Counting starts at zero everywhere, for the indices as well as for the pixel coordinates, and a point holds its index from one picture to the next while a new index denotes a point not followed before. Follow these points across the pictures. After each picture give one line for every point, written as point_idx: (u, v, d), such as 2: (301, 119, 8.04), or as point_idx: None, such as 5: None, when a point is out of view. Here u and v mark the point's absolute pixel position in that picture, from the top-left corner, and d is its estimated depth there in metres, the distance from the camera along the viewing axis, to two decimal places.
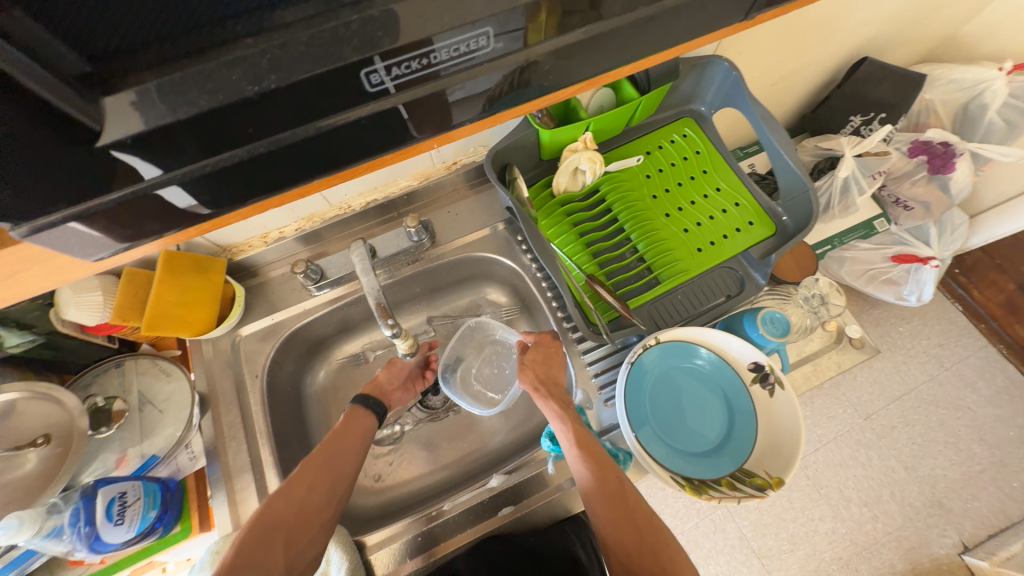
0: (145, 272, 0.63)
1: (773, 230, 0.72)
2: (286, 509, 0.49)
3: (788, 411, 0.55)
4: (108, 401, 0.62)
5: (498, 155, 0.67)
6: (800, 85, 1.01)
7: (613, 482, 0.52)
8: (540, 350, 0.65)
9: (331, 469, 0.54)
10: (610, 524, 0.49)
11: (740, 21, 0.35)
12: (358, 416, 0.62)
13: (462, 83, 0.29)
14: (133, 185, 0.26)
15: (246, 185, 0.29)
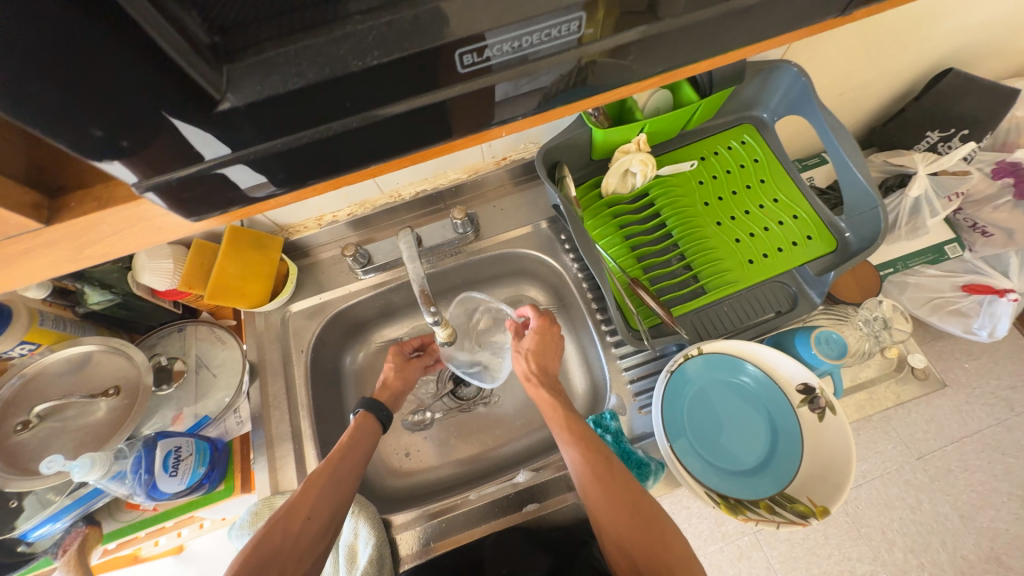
0: (211, 244, 0.68)
1: (833, 247, 0.68)
2: (282, 541, 0.49)
3: (837, 438, 0.52)
4: (170, 361, 0.67)
5: (550, 152, 0.67)
6: (873, 95, 0.95)
7: (604, 465, 0.54)
8: (538, 337, 0.68)
9: (331, 495, 0.54)
10: (603, 506, 0.51)
11: (834, 17, 0.33)
12: (365, 426, 0.61)
13: (547, 68, 0.28)
14: (204, 161, 0.27)
15: (315, 166, 0.30)
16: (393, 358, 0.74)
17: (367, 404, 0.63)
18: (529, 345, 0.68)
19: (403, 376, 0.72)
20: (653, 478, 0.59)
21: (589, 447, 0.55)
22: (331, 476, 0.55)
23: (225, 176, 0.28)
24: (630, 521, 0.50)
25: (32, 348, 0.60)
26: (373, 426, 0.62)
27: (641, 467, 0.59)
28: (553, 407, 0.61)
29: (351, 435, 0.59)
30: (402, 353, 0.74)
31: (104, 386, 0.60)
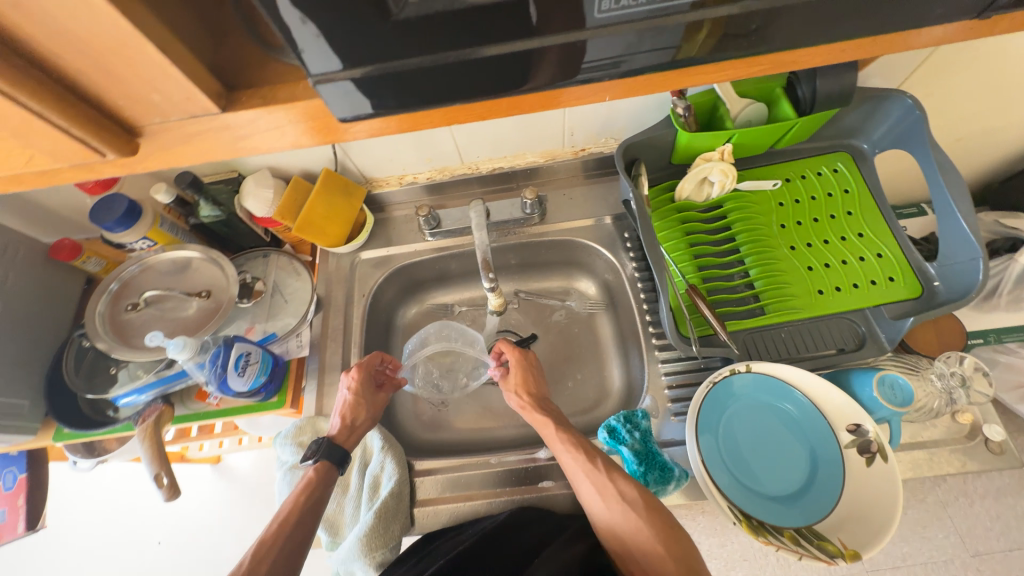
0: (305, 183, 0.75)
1: (917, 293, 0.63)
2: None
3: (884, 485, 0.49)
4: (252, 280, 0.74)
5: (631, 148, 0.67)
6: (996, 146, 0.87)
7: (592, 463, 0.56)
8: (519, 361, 0.69)
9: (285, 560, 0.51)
10: (601, 504, 0.53)
11: (975, 20, 0.31)
12: (318, 472, 0.59)
13: (670, 26, 0.28)
14: (323, 73, 0.27)
15: (419, 93, 0.29)
16: (351, 388, 0.65)
17: (315, 448, 0.59)
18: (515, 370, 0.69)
19: (367, 405, 0.65)
20: (674, 484, 0.58)
21: (582, 450, 0.57)
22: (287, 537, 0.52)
23: (332, 93, 0.28)
24: (624, 515, 0.52)
25: (150, 245, 0.70)
26: (327, 472, 0.59)
27: (665, 470, 0.59)
28: (547, 424, 0.62)
29: (305, 492, 0.56)
30: (362, 387, 0.65)
31: (198, 289, 0.69)
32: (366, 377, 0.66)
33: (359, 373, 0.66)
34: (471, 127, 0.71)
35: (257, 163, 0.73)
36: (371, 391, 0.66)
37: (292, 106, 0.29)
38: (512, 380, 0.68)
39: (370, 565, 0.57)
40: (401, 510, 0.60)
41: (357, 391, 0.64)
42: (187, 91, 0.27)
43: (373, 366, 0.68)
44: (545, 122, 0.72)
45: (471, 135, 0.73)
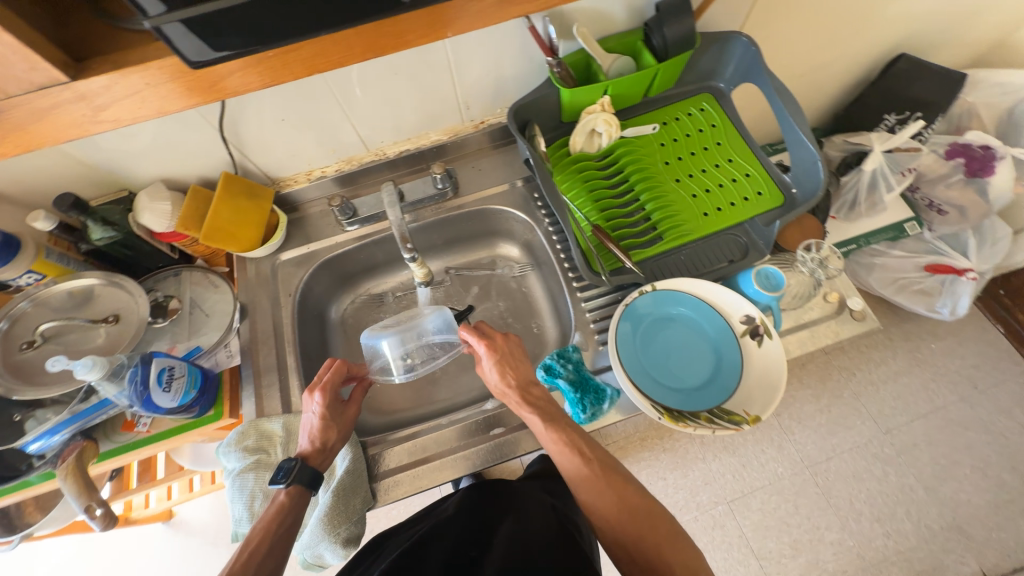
0: (205, 191, 0.73)
1: (781, 200, 0.74)
2: None
3: (773, 367, 0.58)
4: (166, 299, 0.72)
5: (521, 110, 0.73)
6: (830, 78, 1.04)
7: (593, 468, 0.57)
8: (503, 351, 0.65)
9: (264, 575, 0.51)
10: (595, 496, 0.56)
11: None
12: (294, 495, 0.56)
13: None
14: (161, 14, 0.31)
15: (258, 30, 0.35)
16: (318, 408, 0.60)
17: (285, 473, 0.56)
18: (501, 363, 0.64)
19: (340, 423, 0.62)
20: (609, 401, 0.64)
21: (579, 452, 0.58)
22: (262, 564, 0.51)
23: (168, 36, 0.32)
24: (628, 523, 0.54)
25: (38, 279, 0.65)
26: (301, 491, 0.57)
27: (598, 391, 0.64)
28: (543, 418, 0.60)
29: (280, 515, 0.54)
30: (330, 407, 0.61)
31: (104, 315, 0.65)
32: (333, 397, 0.61)
33: (326, 396, 0.60)
34: (368, 112, 0.73)
35: (147, 177, 0.70)
36: (340, 409, 0.62)
37: (146, 67, 0.36)
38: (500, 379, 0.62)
39: (335, 544, 0.58)
40: (360, 484, 0.62)
41: (325, 413, 0.60)
42: (30, 59, 0.33)
43: (338, 382, 0.62)
44: (440, 100, 0.76)
45: (370, 121, 0.75)
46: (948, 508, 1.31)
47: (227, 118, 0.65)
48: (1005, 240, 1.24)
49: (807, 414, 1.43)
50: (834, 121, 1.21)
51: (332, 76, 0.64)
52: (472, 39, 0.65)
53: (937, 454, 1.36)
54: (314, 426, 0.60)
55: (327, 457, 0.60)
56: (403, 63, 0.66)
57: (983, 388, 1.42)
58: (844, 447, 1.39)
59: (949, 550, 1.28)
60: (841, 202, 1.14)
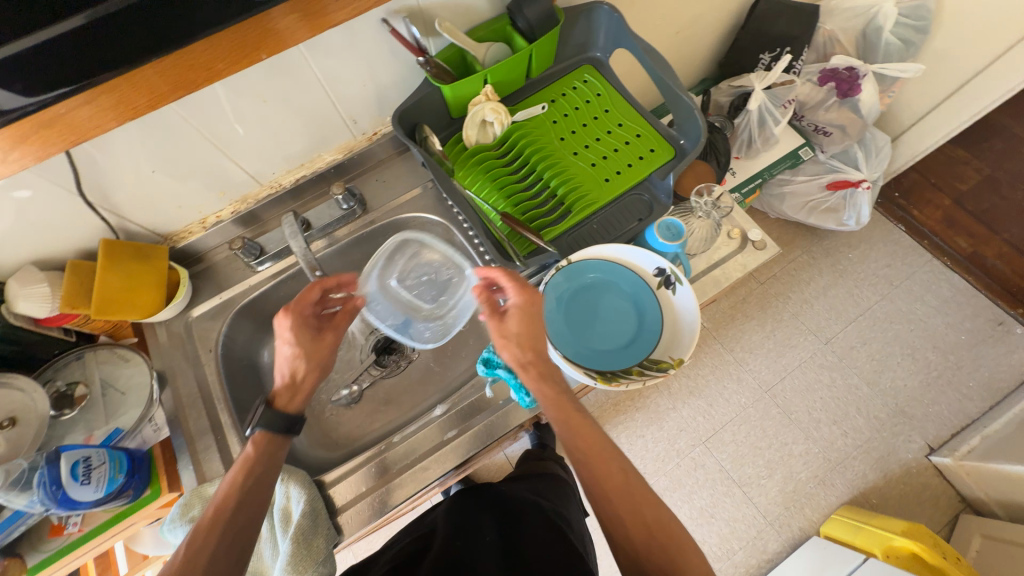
0: (88, 264, 0.68)
1: (673, 153, 0.78)
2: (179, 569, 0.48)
3: (688, 327, 0.62)
4: (70, 388, 0.66)
5: (405, 114, 0.72)
6: (704, 28, 1.09)
7: (626, 482, 0.51)
8: (520, 310, 0.58)
9: (234, 533, 0.51)
10: (619, 516, 0.50)
11: None
12: (265, 444, 0.57)
13: None
14: None
15: (48, 79, 0.43)
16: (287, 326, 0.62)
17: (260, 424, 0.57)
18: (513, 322, 0.58)
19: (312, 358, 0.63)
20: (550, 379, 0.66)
21: (612, 459, 0.53)
22: (217, 549, 0.50)
23: None
24: (651, 550, 0.47)
25: None
26: (273, 442, 0.58)
27: None
28: (562, 406, 0.55)
29: (245, 469, 0.55)
30: (302, 328, 0.62)
31: None
32: (301, 325, 0.62)
33: (293, 324, 0.62)
34: (247, 145, 0.70)
35: (13, 263, 0.64)
36: (310, 341, 0.63)
37: None
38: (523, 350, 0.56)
39: None
40: (322, 523, 0.61)
41: (293, 330, 0.61)
42: None
43: (309, 312, 0.64)
44: (321, 119, 0.73)
45: (253, 155, 0.72)
46: (890, 397, 1.45)
47: (86, 182, 0.61)
48: (887, 145, 1.37)
49: (756, 343, 1.53)
50: (719, 68, 1.28)
51: (192, 115, 0.61)
52: (335, 53, 0.64)
53: (872, 351, 1.50)
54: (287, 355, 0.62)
55: (302, 399, 0.62)
56: (267, 86, 0.63)
57: (899, 283, 1.57)
58: (794, 365, 1.50)
59: (898, 433, 1.41)
60: (740, 142, 1.23)
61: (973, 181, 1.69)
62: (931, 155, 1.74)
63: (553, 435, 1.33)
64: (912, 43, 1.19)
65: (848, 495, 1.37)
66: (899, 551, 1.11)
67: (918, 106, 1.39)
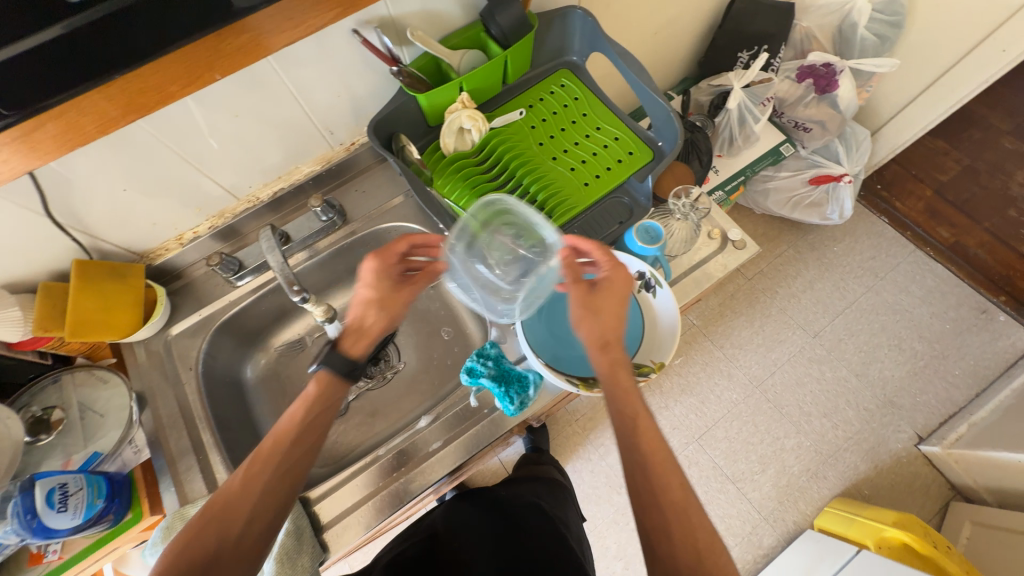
0: (61, 285, 0.66)
1: (651, 154, 0.78)
2: (236, 500, 0.50)
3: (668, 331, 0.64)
4: (46, 412, 0.65)
5: (381, 124, 0.72)
6: (681, 29, 1.10)
7: (683, 498, 0.49)
8: (611, 290, 0.59)
9: (287, 472, 0.53)
10: (664, 525, 0.48)
11: None
12: (328, 383, 0.59)
13: None
14: None
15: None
16: (368, 268, 0.62)
17: (325, 359, 0.59)
18: (607, 298, 0.59)
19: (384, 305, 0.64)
20: (534, 386, 0.65)
21: (673, 470, 0.51)
22: (268, 484, 0.51)
23: None
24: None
25: None
26: (335, 383, 0.59)
27: (522, 379, 0.66)
28: (631, 393, 0.57)
29: (308, 403, 0.57)
30: (381, 273, 0.63)
31: None
32: (383, 271, 0.63)
33: (376, 268, 0.62)
34: (220, 160, 0.69)
35: None
36: (388, 288, 0.63)
37: None
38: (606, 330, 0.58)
39: None
40: (307, 542, 0.60)
41: (373, 271, 0.62)
42: None
43: (394, 264, 0.64)
44: (297, 131, 0.73)
45: (228, 170, 0.71)
46: (878, 388, 1.46)
47: (55, 203, 0.60)
48: (866, 140, 1.39)
49: (746, 339, 1.54)
50: (698, 68, 1.29)
51: (163, 132, 0.61)
52: (308, 63, 0.63)
53: (859, 343, 1.51)
54: (364, 299, 0.63)
55: (367, 342, 0.62)
56: (240, 101, 0.63)
57: (884, 274, 1.58)
58: (783, 359, 1.51)
59: (887, 423, 1.43)
60: (721, 141, 1.24)
61: (953, 172, 1.71)
62: (911, 147, 1.76)
63: (546, 439, 1.33)
64: (887, 38, 1.21)
65: (841, 487, 1.38)
66: (890, 542, 1.12)
67: (896, 99, 1.40)
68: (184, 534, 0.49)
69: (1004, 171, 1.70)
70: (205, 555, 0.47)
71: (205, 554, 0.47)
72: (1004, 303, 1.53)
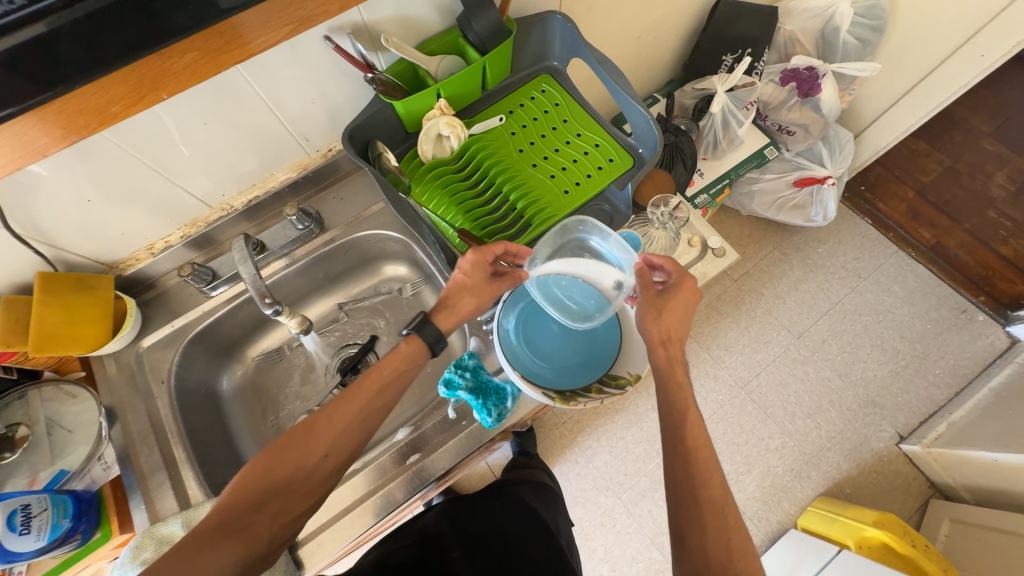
0: (25, 298, 0.64)
1: (632, 161, 0.78)
2: (326, 429, 0.54)
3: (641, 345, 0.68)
4: (11, 429, 0.63)
5: (357, 132, 0.71)
6: (665, 33, 1.10)
7: (722, 497, 0.51)
8: (680, 296, 0.63)
9: (367, 418, 0.56)
10: (698, 524, 0.49)
11: None
12: (413, 346, 0.60)
13: None
14: None
15: None
16: (470, 253, 0.62)
17: (414, 325, 0.61)
18: (674, 304, 0.62)
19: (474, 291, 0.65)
20: (512, 398, 0.65)
21: (712, 470, 0.52)
22: (350, 422, 0.55)
23: None
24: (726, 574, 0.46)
25: None
26: (421, 348, 0.61)
27: (500, 391, 0.66)
28: (685, 388, 0.58)
29: (395, 363, 0.58)
30: (484, 258, 0.63)
31: None
32: (482, 261, 0.63)
33: (476, 257, 0.63)
34: (190, 169, 0.67)
35: None
36: (483, 278, 0.64)
37: None
38: (668, 325, 0.60)
39: None
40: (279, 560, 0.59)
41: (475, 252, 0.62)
42: None
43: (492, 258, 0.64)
44: (271, 139, 0.71)
45: (199, 179, 0.70)
46: (861, 387, 1.48)
47: (15, 215, 0.58)
48: (849, 143, 1.40)
49: (731, 340, 1.55)
50: (683, 71, 1.29)
51: (128, 142, 0.59)
52: (279, 70, 0.62)
53: (843, 343, 1.53)
54: (458, 280, 0.64)
55: (455, 321, 0.62)
56: (209, 109, 0.61)
57: (867, 275, 1.60)
58: (768, 360, 1.52)
59: (869, 423, 1.45)
60: (705, 144, 1.24)
61: (935, 173, 1.73)
62: (893, 148, 1.78)
63: (534, 442, 1.33)
64: (869, 42, 1.21)
65: (824, 486, 1.39)
66: (870, 541, 1.14)
67: (878, 102, 1.41)
68: (269, 451, 0.52)
69: (984, 172, 1.72)
70: (287, 474, 0.51)
71: (286, 474, 0.51)
72: (983, 303, 1.55)
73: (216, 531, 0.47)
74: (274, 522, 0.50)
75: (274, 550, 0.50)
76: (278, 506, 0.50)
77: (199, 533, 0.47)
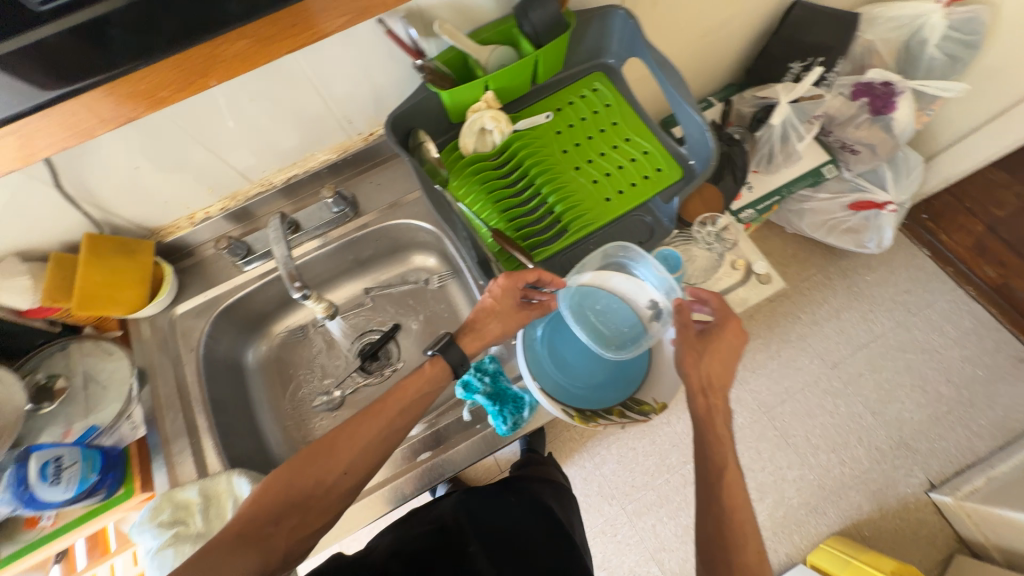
0: (72, 257, 0.67)
1: (681, 173, 0.73)
2: (346, 446, 0.54)
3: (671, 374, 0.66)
4: (51, 379, 0.66)
5: (400, 120, 0.69)
6: (731, 34, 1.02)
7: (759, 565, 0.47)
8: (722, 343, 0.61)
9: (386, 441, 0.56)
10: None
11: None
12: (437, 368, 0.60)
13: None
14: None
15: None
16: (502, 281, 0.60)
17: (438, 346, 0.61)
18: (715, 350, 0.61)
19: (501, 316, 0.64)
20: (529, 408, 0.64)
21: (746, 532, 0.49)
22: (369, 441, 0.55)
23: None
24: None
25: None
26: (444, 371, 0.61)
27: (517, 400, 0.64)
28: (723, 440, 0.56)
29: (418, 381, 0.59)
30: (515, 288, 0.60)
31: None
32: (513, 290, 0.61)
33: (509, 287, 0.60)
34: (233, 144, 0.67)
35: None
36: (511, 305, 0.62)
37: None
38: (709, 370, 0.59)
39: None
40: None
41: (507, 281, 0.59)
42: None
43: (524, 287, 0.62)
44: (314, 119, 0.70)
45: (242, 154, 0.70)
46: (894, 428, 1.40)
47: (67, 176, 0.59)
48: (918, 167, 1.29)
49: (759, 362, 1.48)
50: (744, 75, 1.21)
51: (179, 114, 0.59)
52: (327, 50, 0.60)
53: (881, 379, 1.44)
54: (487, 305, 0.63)
55: (480, 346, 0.63)
56: (256, 86, 0.61)
57: (917, 311, 1.49)
58: (796, 387, 1.45)
59: (898, 466, 1.37)
60: (760, 156, 1.16)
61: (1012, 207, 1.59)
62: (967, 176, 1.64)
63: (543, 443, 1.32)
64: (959, 59, 1.10)
65: (840, 525, 1.34)
66: None
67: (958, 126, 1.30)
68: (290, 463, 0.53)
69: None
70: (306, 489, 0.52)
71: (305, 489, 0.52)
72: None
73: (237, 540, 0.48)
74: (289, 536, 0.51)
75: (288, 565, 0.51)
76: (294, 522, 0.51)
77: (221, 541, 0.48)
